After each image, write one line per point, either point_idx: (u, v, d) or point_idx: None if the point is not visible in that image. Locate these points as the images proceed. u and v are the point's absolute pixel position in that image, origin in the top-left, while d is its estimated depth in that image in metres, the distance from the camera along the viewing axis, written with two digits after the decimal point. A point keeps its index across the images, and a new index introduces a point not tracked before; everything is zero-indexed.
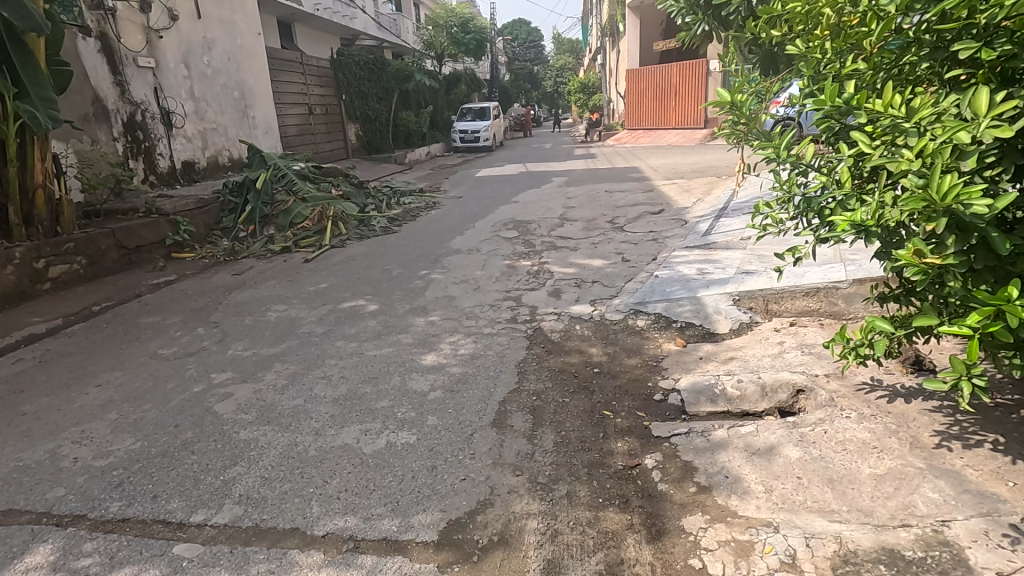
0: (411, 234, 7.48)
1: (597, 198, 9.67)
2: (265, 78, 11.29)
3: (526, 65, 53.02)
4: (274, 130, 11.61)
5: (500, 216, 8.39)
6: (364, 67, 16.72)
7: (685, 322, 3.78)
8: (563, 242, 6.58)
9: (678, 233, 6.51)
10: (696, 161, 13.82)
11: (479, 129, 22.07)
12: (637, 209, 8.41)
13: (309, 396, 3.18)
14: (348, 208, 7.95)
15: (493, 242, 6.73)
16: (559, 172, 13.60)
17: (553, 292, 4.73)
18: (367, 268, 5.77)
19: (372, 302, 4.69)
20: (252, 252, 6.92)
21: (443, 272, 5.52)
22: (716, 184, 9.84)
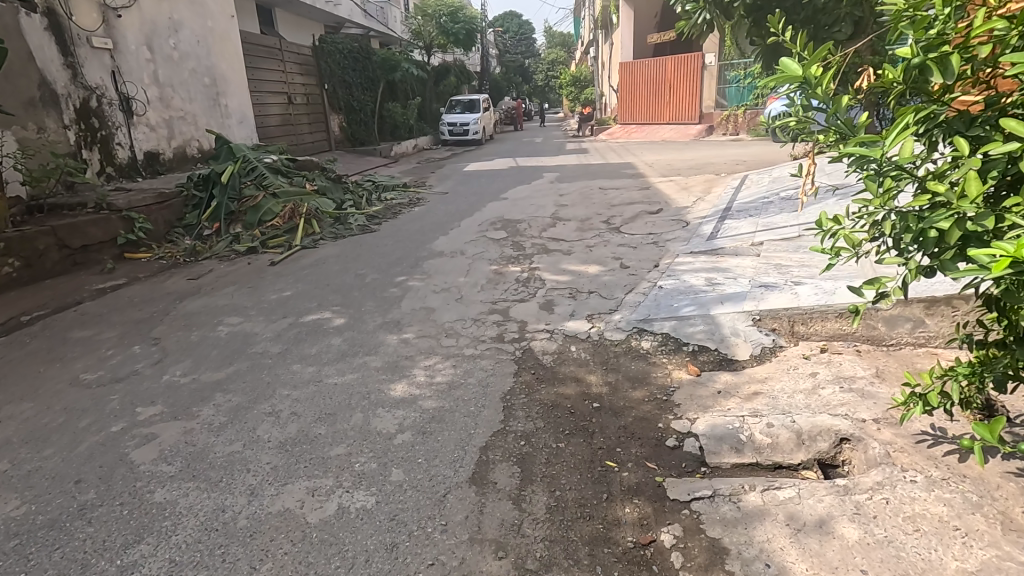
0: (391, 234, 6.91)
1: (591, 195, 9.14)
2: (239, 64, 10.62)
3: (517, 58, 52.26)
4: (249, 120, 10.94)
5: (487, 215, 7.85)
6: (349, 55, 16.04)
7: (698, 345, 3.26)
8: (556, 244, 6.05)
9: (680, 236, 6.00)
10: (691, 158, 13.39)
11: (468, 122, 21.42)
12: (634, 209, 7.90)
13: (250, 439, 2.62)
14: (323, 204, 7.36)
15: (479, 243, 6.19)
16: (550, 167, 13.06)
17: (545, 305, 4.20)
18: (339, 273, 5.20)
19: (340, 315, 4.12)
20: (215, 252, 6.30)
21: (422, 279, 4.97)
22: (716, 182, 9.34)
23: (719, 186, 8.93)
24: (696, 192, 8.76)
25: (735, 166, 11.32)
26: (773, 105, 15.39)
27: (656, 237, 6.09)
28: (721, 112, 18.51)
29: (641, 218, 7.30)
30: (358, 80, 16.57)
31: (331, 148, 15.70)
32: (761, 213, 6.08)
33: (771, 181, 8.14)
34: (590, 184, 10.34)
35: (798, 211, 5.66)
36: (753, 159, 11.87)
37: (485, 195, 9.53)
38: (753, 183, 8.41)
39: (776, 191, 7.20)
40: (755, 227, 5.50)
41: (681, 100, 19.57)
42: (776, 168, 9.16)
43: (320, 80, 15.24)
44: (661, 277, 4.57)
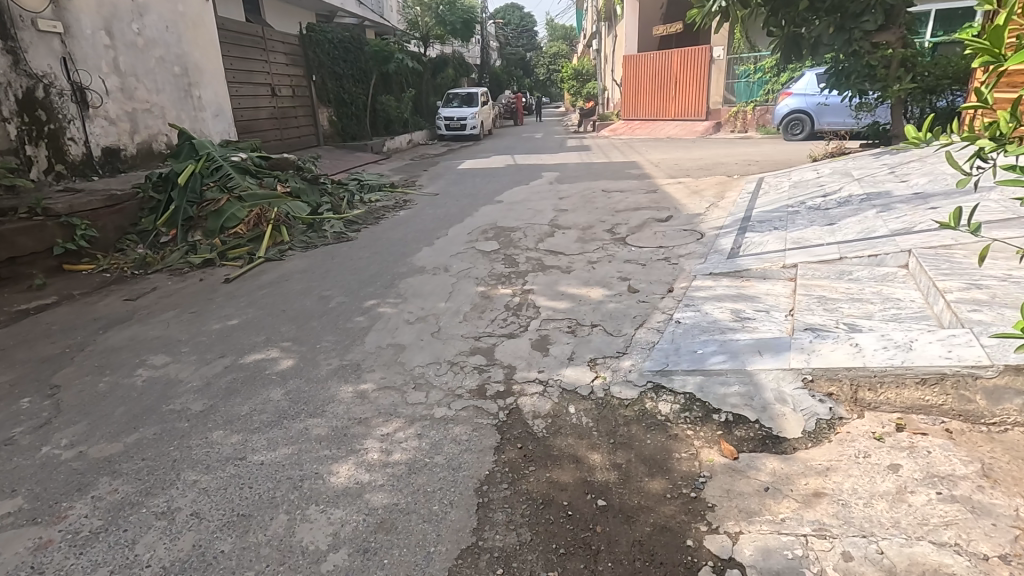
0: (370, 243, 6.16)
1: (594, 199, 8.40)
2: (214, 52, 9.84)
3: (519, 50, 51.27)
4: (225, 113, 10.16)
5: (479, 221, 7.11)
6: (339, 44, 15.26)
7: (732, 414, 2.53)
8: (554, 259, 5.30)
9: (695, 251, 5.25)
10: (698, 156, 12.64)
11: (466, 117, 20.62)
12: (640, 215, 7.16)
13: (121, 563, 1.89)
14: (296, 208, 6.61)
15: (466, 257, 5.46)
16: (549, 166, 12.30)
17: (538, 344, 3.47)
18: (300, 295, 4.46)
19: (289, 355, 3.39)
20: (167, 264, 5.55)
21: (395, 304, 4.23)
22: (729, 186, 8.58)
23: (734, 191, 8.15)
24: (707, 196, 8.00)
25: (747, 167, 10.57)
26: (785, 101, 14.64)
27: (668, 252, 5.35)
28: (729, 108, 17.74)
29: (648, 226, 6.56)
30: (350, 71, 15.75)
31: (319, 143, 14.91)
32: (788, 226, 5.33)
33: (792, 186, 7.37)
34: (592, 185, 9.58)
35: (832, 226, 4.91)
36: (766, 160, 11.12)
37: (478, 197, 8.77)
38: (771, 188, 7.64)
39: (800, 198, 6.44)
40: (784, 243, 4.74)
41: (687, 96, 18.77)
42: (795, 171, 8.38)
43: (308, 71, 14.41)
44: (678, 308, 3.83)
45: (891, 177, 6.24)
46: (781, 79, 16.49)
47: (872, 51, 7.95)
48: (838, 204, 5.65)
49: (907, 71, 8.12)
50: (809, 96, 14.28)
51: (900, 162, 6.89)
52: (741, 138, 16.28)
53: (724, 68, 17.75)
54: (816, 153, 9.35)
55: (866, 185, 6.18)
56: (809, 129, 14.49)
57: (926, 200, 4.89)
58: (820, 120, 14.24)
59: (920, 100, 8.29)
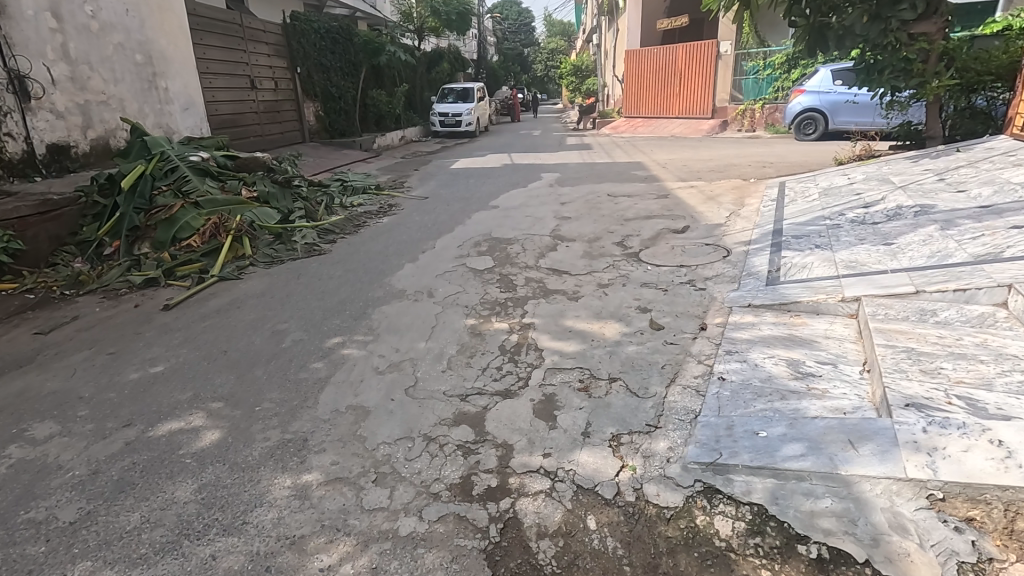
0: (346, 257, 5.34)
1: (600, 204, 7.61)
2: (184, 39, 9.00)
3: (517, 45, 50.44)
4: (196, 107, 9.31)
5: (472, 230, 6.31)
6: (326, 35, 14.39)
7: (830, 549, 1.73)
8: (559, 282, 4.51)
9: (724, 274, 4.47)
10: (708, 157, 11.88)
11: (461, 113, 19.79)
12: (653, 225, 6.38)
13: None
14: (262, 216, 5.78)
15: (455, 277, 4.67)
16: (549, 167, 11.51)
17: (542, 408, 2.68)
18: (250, 329, 3.66)
19: (215, 425, 2.59)
20: (103, 283, 4.72)
21: (365, 344, 3.44)
22: (748, 191, 7.80)
23: (754, 198, 7.37)
24: (726, 203, 7.22)
25: (763, 169, 9.81)
26: (797, 99, 13.90)
27: (691, 274, 4.57)
28: (737, 106, 16.95)
29: (664, 240, 5.78)
30: (338, 63, 14.88)
31: (305, 140, 14.04)
32: (832, 244, 4.55)
33: (822, 193, 6.60)
34: (596, 188, 8.79)
35: (889, 246, 4.14)
36: (783, 163, 10.35)
37: (471, 201, 7.97)
38: (798, 195, 6.86)
39: (836, 208, 5.67)
40: (834, 267, 3.97)
41: (693, 93, 17.95)
42: (821, 175, 7.60)
43: (292, 62, 13.53)
44: (717, 356, 3.05)
45: (942, 185, 5.48)
46: (792, 75, 15.73)
47: (909, 43, 7.19)
48: (887, 217, 4.88)
49: (947, 65, 7.34)
50: (823, 95, 13.53)
51: (945, 167, 6.13)
52: (749, 137, 15.51)
53: (731, 63, 16.96)
54: (842, 156, 8.58)
55: (914, 194, 5.41)
56: (823, 129, 13.74)
57: (1000, 216, 4.12)
58: (834, 119, 13.47)
59: (959, 98, 7.53)
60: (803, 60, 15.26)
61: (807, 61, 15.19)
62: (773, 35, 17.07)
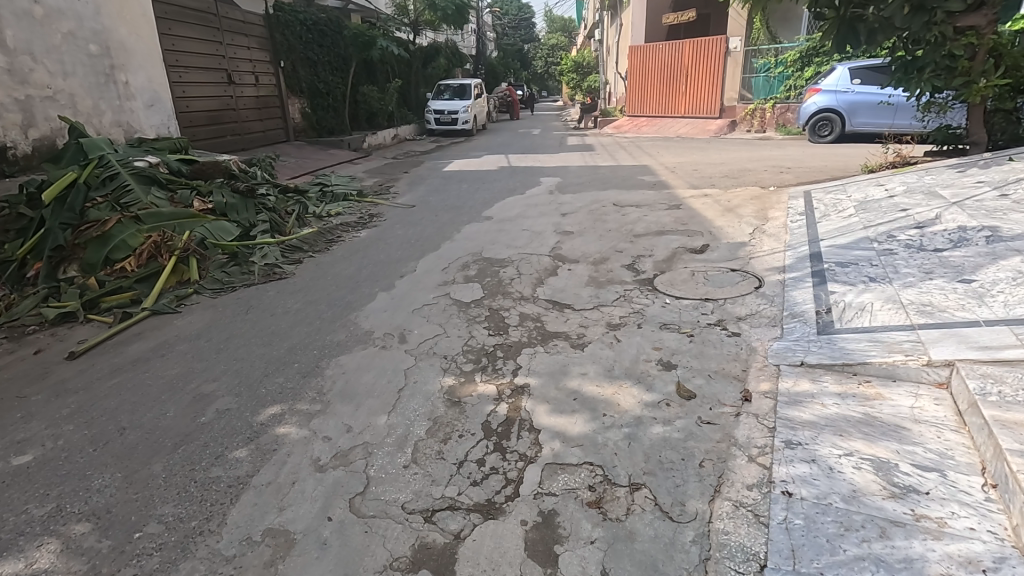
0: (310, 283, 4.55)
1: (605, 216, 6.83)
2: (148, 29, 8.19)
3: (517, 41, 49.64)
4: (162, 104, 8.49)
5: (461, 248, 5.51)
6: (313, 27, 13.56)
7: None
8: (560, 322, 3.73)
9: (759, 313, 3.70)
10: (719, 160, 11.11)
11: (457, 111, 19.01)
12: (666, 243, 5.62)
13: None
14: (216, 232, 4.98)
15: (435, 312, 3.89)
16: (549, 170, 10.73)
17: (539, 542, 1.90)
18: (165, 391, 2.88)
19: (65, 569, 1.81)
20: (13, 318, 3.91)
21: (308, 418, 2.65)
22: (769, 202, 7.04)
23: (778, 210, 6.61)
24: (747, 217, 6.45)
25: (780, 176, 9.03)
26: (812, 98, 13.19)
27: (719, 312, 3.80)
28: (746, 105, 16.16)
29: (681, 263, 5.01)
30: (326, 57, 14.05)
31: (289, 139, 13.22)
32: (890, 277, 3.77)
33: (857, 206, 5.84)
34: (600, 196, 8.02)
35: (966, 284, 3.36)
36: (801, 169, 9.59)
37: (461, 211, 7.18)
38: (828, 208, 6.10)
39: (882, 227, 4.90)
40: (902, 312, 3.20)
41: (700, 91, 17.15)
42: (851, 186, 6.84)
43: (275, 56, 12.70)
44: (774, 450, 2.27)
45: (1006, 202, 4.71)
46: (805, 73, 14.94)
47: (953, 38, 6.39)
48: (950, 242, 4.11)
49: (996, 62, 6.55)
50: (840, 94, 12.79)
51: (1002, 179, 5.36)
52: (759, 138, 14.73)
53: (740, 61, 16.16)
54: (871, 164, 7.82)
55: (974, 212, 4.63)
56: (839, 130, 13.02)
57: None
58: (852, 120, 12.76)
59: (1007, 99, 6.73)
60: (818, 57, 14.53)
61: (820, 58, 14.47)
62: (784, 30, 16.24)
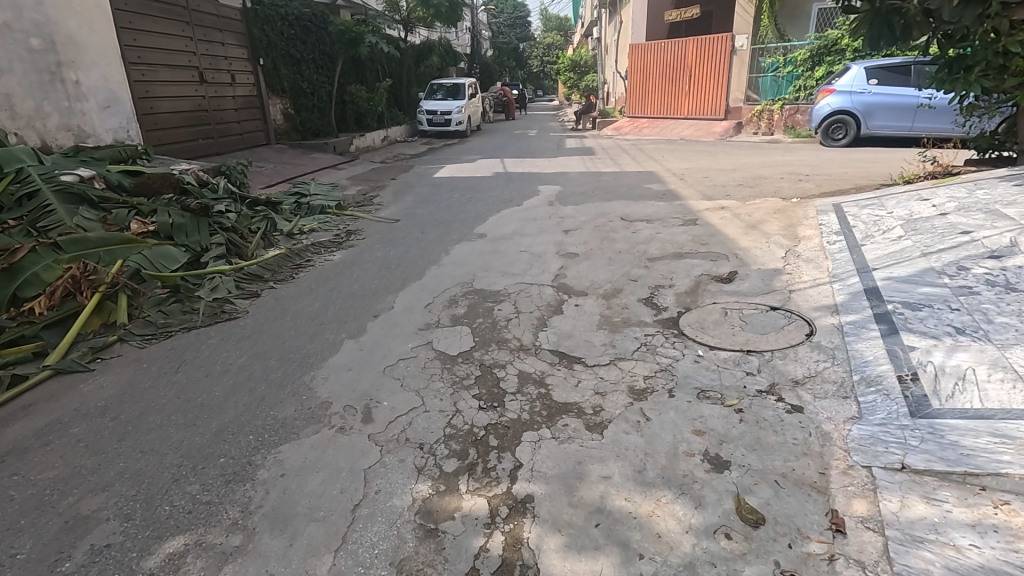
0: (264, 326, 3.76)
1: (613, 233, 6.07)
2: (103, 21, 7.35)
3: (513, 40, 48.94)
4: (122, 105, 7.67)
5: (449, 276, 4.73)
6: (296, 23, 12.72)
7: None
8: (569, 387, 2.96)
9: (821, 376, 2.94)
10: (729, 166, 10.38)
11: (450, 111, 18.22)
12: (687, 270, 4.86)
13: None
14: (155, 260, 4.19)
15: (412, 372, 3.10)
16: (549, 177, 9.97)
17: None
18: (28, 512, 2.08)
19: None
20: None
21: (220, 563, 1.86)
22: (796, 218, 6.31)
23: (808, 228, 5.87)
24: (775, 236, 5.70)
25: (800, 186, 8.31)
26: (825, 100, 12.52)
27: (769, 373, 3.04)
28: (753, 106, 15.43)
29: (707, 297, 4.25)
30: (310, 55, 13.22)
31: (270, 141, 12.40)
32: (983, 328, 3.02)
33: (905, 226, 5.10)
34: (606, 209, 7.26)
35: None
36: (820, 178, 8.87)
37: (452, 227, 6.39)
38: (869, 227, 5.37)
39: (946, 255, 4.16)
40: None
41: (704, 91, 16.41)
42: (888, 199, 6.11)
43: (254, 53, 11.85)
44: None
45: None
46: (816, 73, 14.22)
47: (1007, 34, 5.64)
48: None
49: None
50: (856, 95, 12.09)
51: None
52: (768, 141, 14.02)
53: (747, 60, 15.41)
54: (905, 174, 7.09)
55: None
56: (854, 133, 12.37)
57: None
58: (868, 123, 12.09)
59: None
60: (829, 57, 14.05)
61: (832, 57, 13.97)
62: (792, 28, 15.55)
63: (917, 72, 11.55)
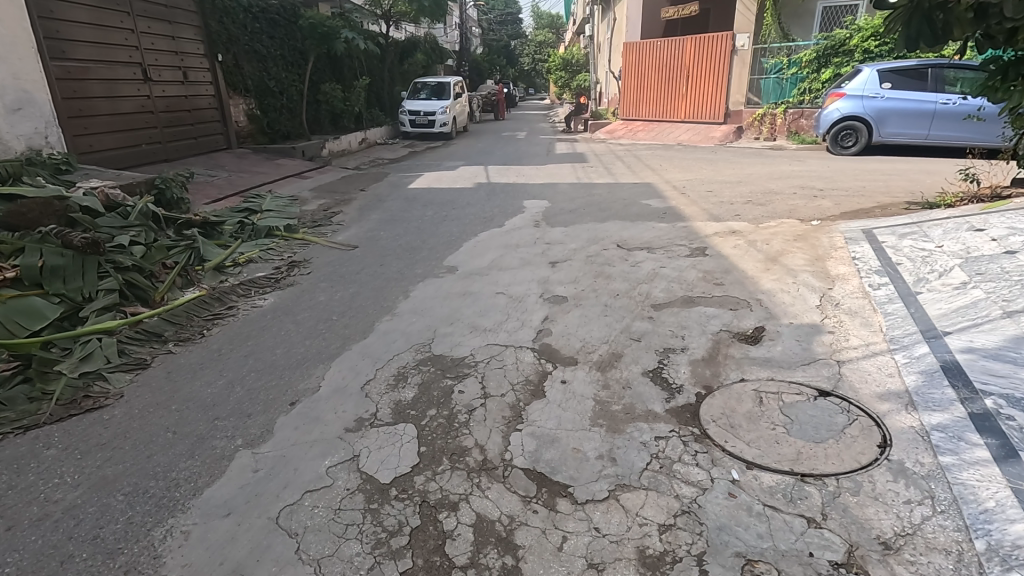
0: (134, 422, 2.74)
1: (609, 266, 5.12)
2: (10, 8, 6.23)
3: (503, 38, 47.85)
4: (37, 107, 6.59)
5: (403, 334, 3.73)
6: (261, 15, 11.58)
7: None
8: (549, 551, 2.00)
9: (921, 535, 1.99)
10: (733, 177, 9.48)
11: (434, 112, 17.21)
12: (701, 324, 3.91)
13: None
14: (4, 322, 3.11)
15: (318, 520, 2.11)
16: (536, 188, 9.01)
17: None
18: None
19: None
20: None
21: None
22: (822, 248, 5.39)
23: (840, 263, 4.93)
24: (801, 273, 4.77)
25: (817, 204, 7.40)
26: (835, 104, 11.64)
27: (841, 523, 2.08)
28: (754, 110, 14.55)
29: (732, 371, 3.29)
30: (277, 50, 12.11)
31: (232, 146, 11.28)
32: None
33: (966, 267, 4.18)
34: (599, 232, 6.28)
35: None
36: (837, 195, 7.95)
37: (417, 257, 5.40)
38: (918, 266, 4.44)
39: None
40: None
41: (702, 94, 15.49)
42: (932, 228, 5.19)
43: (213, 47, 10.71)
44: None
45: None
46: (821, 75, 13.30)
47: None
48: None
49: None
50: (868, 99, 11.22)
51: None
52: (771, 148, 13.16)
53: (748, 61, 14.51)
54: (945, 196, 6.18)
55: None
56: (865, 141, 11.52)
57: None
58: (881, 129, 11.23)
59: None
60: (836, 57, 13.17)
61: (841, 58, 13.09)
62: (796, 27, 14.65)
63: (934, 77, 10.75)
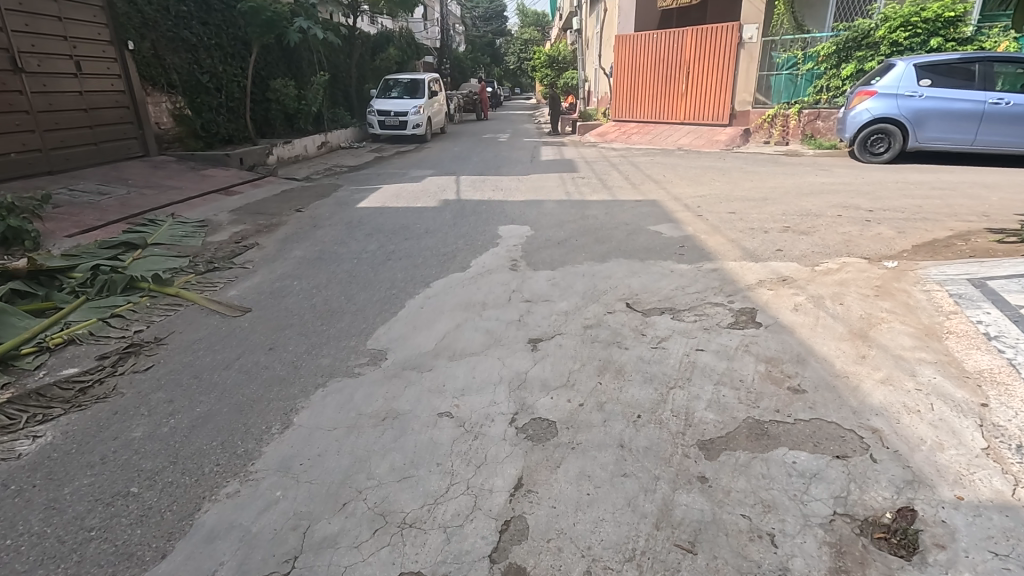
0: None
1: (619, 347, 3.37)
2: None
3: (487, 35, 46.10)
4: None
5: (240, 544, 1.93)
6: None
7: None
8: None
9: None
10: (757, 192, 7.80)
11: (405, 112, 15.38)
12: (796, 499, 2.16)
13: None
14: None
15: None
16: (517, 207, 7.25)
17: None
18: None
19: None
20: None
21: None
22: (927, 313, 3.71)
23: (971, 345, 3.24)
24: (921, 365, 3.06)
25: (876, 233, 5.76)
26: (863, 104, 9.93)
27: None
28: (763, 111, 12.93)
29: None
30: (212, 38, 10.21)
31: (151, 152, 9.40)
32: None
33: None
34: (599, 280, 4.53)
35: None
36: (894, 218, 6.32)
37: (331, 332, 3.59)
38: None
39: None
40: None
41: (705, 92, 13.83)
42: None
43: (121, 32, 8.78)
44: None
45: None
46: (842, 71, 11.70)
47: None
48: None
49: None
50: (904, 99, 9.53)
51: None
52: (786, 154, 11.54)
53: (757, 55, 12.88)
54: None
55: None
56: (899, 146, 9.92)
57: None
58: (918, 134, 9.64)
59: None
60: (859, 51, 11.56)
61: (864, 52, 11.46)
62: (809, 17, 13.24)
63: (982, 74, 9.19)
